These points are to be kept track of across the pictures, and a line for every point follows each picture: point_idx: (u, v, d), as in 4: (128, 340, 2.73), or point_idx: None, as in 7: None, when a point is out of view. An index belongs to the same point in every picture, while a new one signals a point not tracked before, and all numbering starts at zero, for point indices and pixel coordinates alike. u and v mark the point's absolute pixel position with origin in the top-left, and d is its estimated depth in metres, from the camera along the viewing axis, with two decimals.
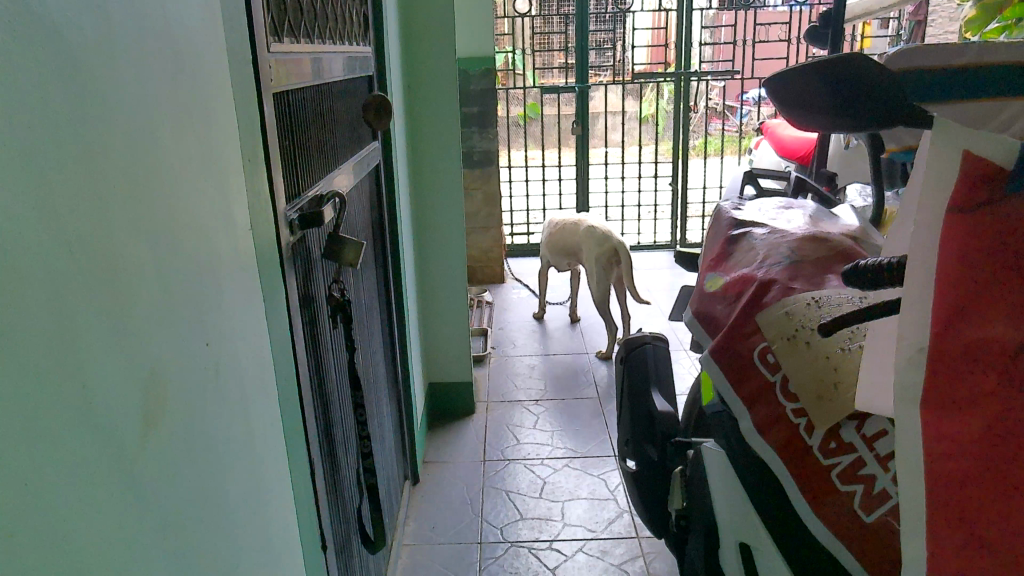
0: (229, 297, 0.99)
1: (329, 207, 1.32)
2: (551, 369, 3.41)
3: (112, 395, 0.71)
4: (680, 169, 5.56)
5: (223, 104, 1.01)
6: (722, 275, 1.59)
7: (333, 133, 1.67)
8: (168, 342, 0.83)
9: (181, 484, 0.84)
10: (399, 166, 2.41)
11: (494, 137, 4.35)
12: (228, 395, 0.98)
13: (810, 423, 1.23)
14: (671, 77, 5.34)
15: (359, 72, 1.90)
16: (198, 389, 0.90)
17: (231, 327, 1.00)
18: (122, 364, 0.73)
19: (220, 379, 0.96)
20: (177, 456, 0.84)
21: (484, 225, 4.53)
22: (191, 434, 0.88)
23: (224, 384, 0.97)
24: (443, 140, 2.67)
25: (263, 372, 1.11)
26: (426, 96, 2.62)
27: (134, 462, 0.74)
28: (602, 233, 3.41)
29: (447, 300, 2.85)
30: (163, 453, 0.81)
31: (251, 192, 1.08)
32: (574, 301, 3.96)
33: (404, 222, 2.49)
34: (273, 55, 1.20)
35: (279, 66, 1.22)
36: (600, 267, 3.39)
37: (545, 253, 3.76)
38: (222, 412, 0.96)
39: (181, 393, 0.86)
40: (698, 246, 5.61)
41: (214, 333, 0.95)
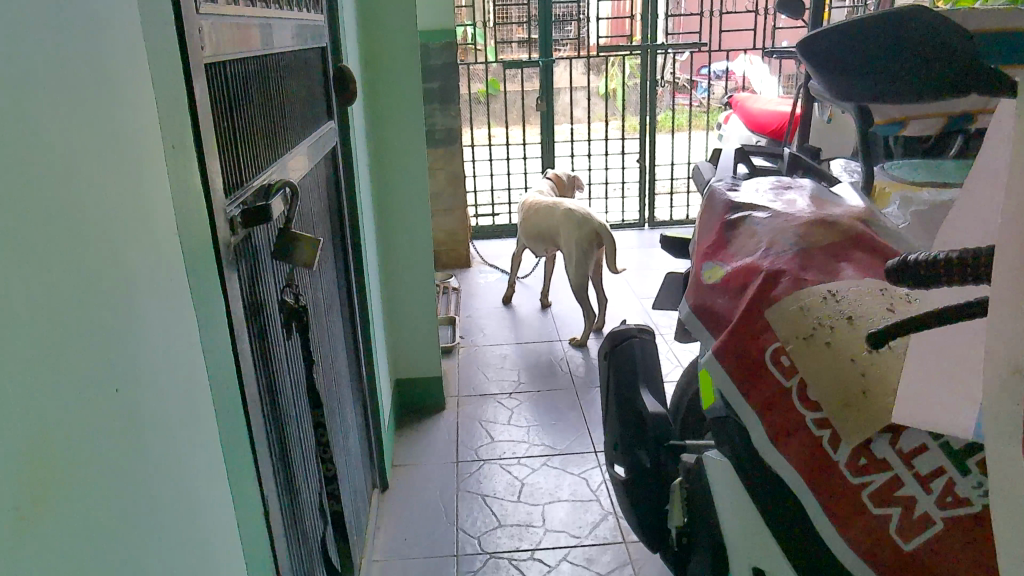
0: (150, 321, 0.79)
1: (277, 200, 1.13)
2: (524, 358, 3.26)
3: (2, 468, 0.52)
4: (648, 145, 5.40)
5: (146, 77, 0.82)
6: (722, 265, 1.44)
7: (285, 112, 1.47)
8: (81, 376, 0.64)
9: (107, 561, 0.66)
10: (358, 150, 2.21)
11: (456, 115, 4.14)
12: (156, 440, 0.78)
13: (836, 435, 1.08)
14: (636, 50, 5.17)
15: (312, 41, 1.69)
16: (116, 441, 0.70)
17: (155, 356, 0.80)
18: (10, 425, 0.53)
19: (144, 426, 0.76)
20: (101, 522, 0.65)
21: (446, 206, 4.33)
22: (118, 489, 0.69)
23: (150, 430, 0.77)
24: (405, 119, 2.48)
25: (201, 404, 0.91)
26: (385, 73, 2.43)
27: (39, 550, 0.56)
28: (581, 216, 3.24)
29: (413, 290, 2.67)
30: (81, 523, 0.62)
31: (176, 190, 0.88)
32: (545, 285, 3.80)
33: (365, 210, 2.30)
34: (205, 20, 0.98)
35: (212, 32, 1.00)
36: (578, 252, 3.23)
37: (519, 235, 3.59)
38: (150, 463, 0.77)
39: (103, 442, 0.67)
40: (667, 224, 5.50)
41: (147, 357, 0.77)
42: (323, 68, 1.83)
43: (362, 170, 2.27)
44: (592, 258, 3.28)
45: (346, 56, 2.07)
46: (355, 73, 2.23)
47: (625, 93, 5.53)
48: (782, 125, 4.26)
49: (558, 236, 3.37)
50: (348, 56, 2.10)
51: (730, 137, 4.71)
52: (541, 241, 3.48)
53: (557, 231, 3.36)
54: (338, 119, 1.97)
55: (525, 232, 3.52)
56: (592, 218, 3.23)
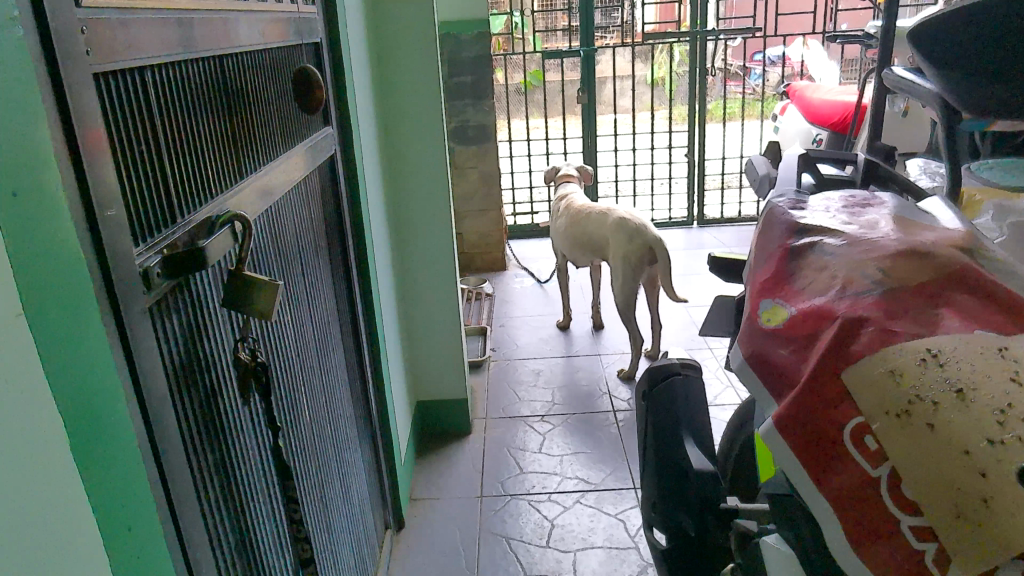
0: (22, 428, 0.58)
1: (219, 239, 0.90)
2: (559, 376, 3.01)
3: None
4: (698, 138, 5.06)
5: (20, 93, 0.60)
6: (784, 305, 1.16)
7: (260, 120, 1.24)
8: None
9: None
10: (367, 155, 1.99)
11: (490, 110, 3.90)
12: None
13: (945, 554, 0.73)
14: (685, 37, 4.85)
15: (300, 38, 1.47)
16: None
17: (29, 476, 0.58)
18: None
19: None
20: None
21: (481, 207, 4.09)
22: None
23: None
24: (423, 120, 2.25)
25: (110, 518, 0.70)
26: (401, 69, 2.21)
27: None
28: (634, 228, 2.95)
29: (434, 305, 2.45)
30: None
31: (72, 243, 0.66)
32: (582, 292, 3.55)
33: (376, 222, 2.08)
34: (99, 15, 0.73)
35: (111, 29, 0.76)
36: (627, 267, 2.95)
37: (563, 240, 3.32)
38: None
39: None
40: (718, 221, 5.16)
41: (13, 471, 0.57)
42: (320, 69, 1.62)
43: (372, 178, 2.05)
44: (642, 274, 2.99)
45: (351, 51, 1.85)
46: (364, 70, 2.01)
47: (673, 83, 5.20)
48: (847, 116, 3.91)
49: (606, 246, 3.09)
50: (353, 51, 1.88)
51: (787, 129, 4.34)
52: (587, 250, 3.21)
53: (606, 242, 3.09)
54: (340, 125, 1.76)
55: (571, 239, 3.25)
56: (646, 231, 2.95)
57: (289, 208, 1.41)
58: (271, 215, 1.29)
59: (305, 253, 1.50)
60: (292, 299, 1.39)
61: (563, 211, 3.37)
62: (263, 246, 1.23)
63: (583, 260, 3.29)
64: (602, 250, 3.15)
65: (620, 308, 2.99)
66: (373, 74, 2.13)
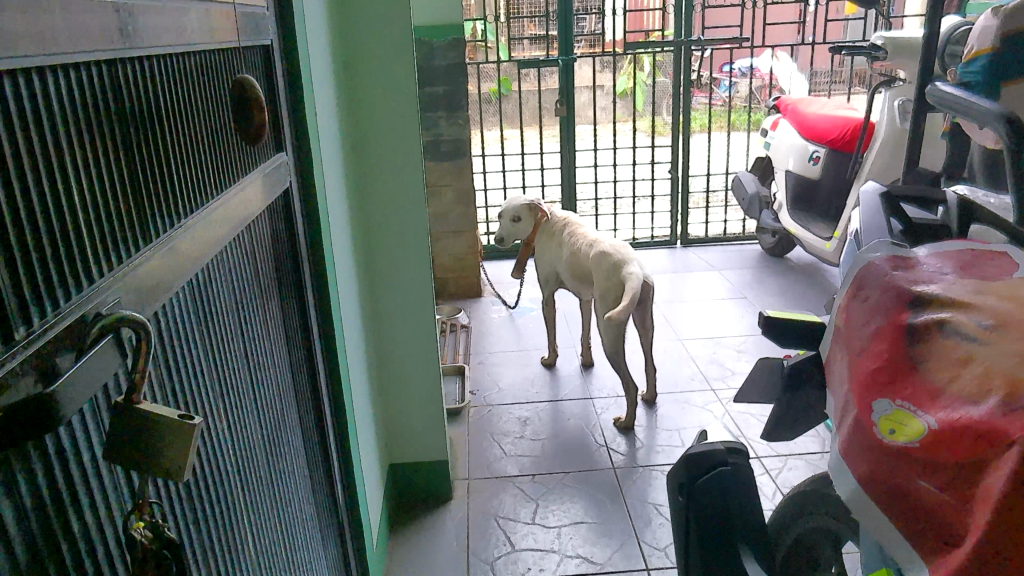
0: None
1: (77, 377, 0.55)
2: (549, 424, 2.68)
3: None
4: (682, 152, 4.77)
5: None
6: (916, 412, 0.85)
7: (194, 149, 0.89)
8: None
9: None
10: (331, 185, 1.63)
11: (464, 123, 3.56)
12: None
13: None
14: (668, 46, 4.56)
15: (250, 41, 1.11)
16: None
17: None
18: None
19: None
20: None
21: (455, 228, 3.74)
22: None
23: None
24: (396, 140, 1.91)
25: None
26: (371, 82, 1.86)
27: None
28: (617, 262, 2.64)
29: (410, 353, 2.11)
30: None
31: None
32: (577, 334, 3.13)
33: (343, 265, 1.73)
34: None
35: None
36: (608, 308, 2.64)
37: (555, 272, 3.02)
38: None
39: None
40: (703, 241, 4.88)
41: None
42: (271, 79, 1.26)
43: (338, 212, 1.69)
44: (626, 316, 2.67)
45: (311, 57, 1.49)
46: (327, 81, 1.65)
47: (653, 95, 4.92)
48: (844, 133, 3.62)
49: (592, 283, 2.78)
50: (315, 56, 1.53)
51: (779, 145, 4.05)
52: (578, 281, 2.90)
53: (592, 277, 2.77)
54: (298, 149, 1.40)
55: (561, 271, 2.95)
56: (630, 268, 2.62)
57: (231, 266, 1.05)
58: (203, 281, 0.94)
59: (251, 319, 1.15)
60: (234, 391, 1.04)
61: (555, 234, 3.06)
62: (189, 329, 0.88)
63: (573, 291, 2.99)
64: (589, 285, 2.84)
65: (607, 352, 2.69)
66: (339, 86, 1.78)
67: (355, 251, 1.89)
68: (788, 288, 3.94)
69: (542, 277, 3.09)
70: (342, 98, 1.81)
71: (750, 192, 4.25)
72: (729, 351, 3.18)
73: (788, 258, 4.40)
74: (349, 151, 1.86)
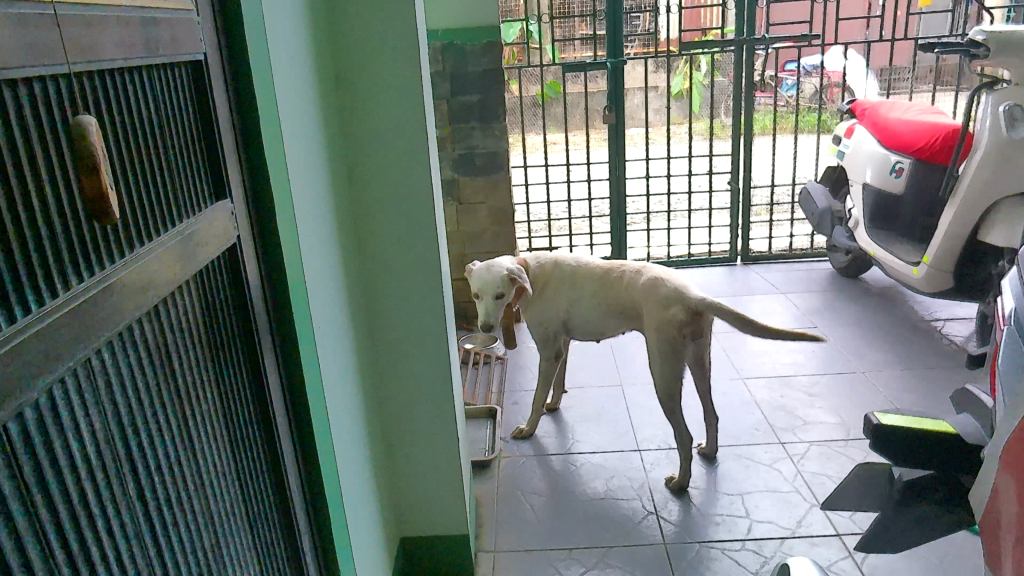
0: None
1: None
2: (589, 482, 2.33)
3: None
4: (743, 160, 4.36)
5: None
6: None
7: (50, 209, 0.64)
8: None
9: None
10: (310, 227, 1.32)
11: (502, 134, 3.24)
12: None
13: None
14: (729, 45, 4.16)
15: (147, 50, 0.81)
16: None
17: None
18: None
19: None
20: None
21: (491, 248, 3.42)
22: None
23: None
24: (400, 168, 1.60)
25: None
26: (368, 100, 1.56)
27: None
28: (671, 289, 2.18)
29: (420, 408, 1.80)
30: None
31: None
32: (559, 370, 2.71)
33: (328, 322, 1.41)
34: None
35: None
36: (665, 341, 2.17)
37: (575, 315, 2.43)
38: None
39: None
40: (767, 257, 4.45)
41: None
42: (201, 98, 0.96)
43: (321, 257, 1.38)
44: (684, 351, 2.21)
45: (278, 72, 1.19)
46: (306, 101, 1.34)
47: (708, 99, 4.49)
48: (927, 137, 3.15)
49: (637, 313, 2.31)
50: (286, 71, 1.23)
51: (858, 152, 3.59)
52: (608, 317, 2.39)
53: (635, 306, 2.30)
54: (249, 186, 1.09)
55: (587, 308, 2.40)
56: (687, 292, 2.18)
57: (148, 347, 0.81)
58: (88, 383, 0.69)
59: (189, 409, 0.90)
60: (157, 513, 0.80)
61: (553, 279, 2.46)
62: (53, 463, 0.63)
63: (595, 332, 2.45)
64: (631, 317, 2.35)
65: (659, 393, 2.25)
66: (326, 106, 1.48)
67: (350, 300, 1.58)
68: (866, 314, 3.49)
69: (546, 330, 2.50)
70: (331, 121, 1.51)
71: (820, 207, 3.82)
72: (798, 394, 2.77)
73: (862, 279, 3.93)
74: (342, 183, 1.56)
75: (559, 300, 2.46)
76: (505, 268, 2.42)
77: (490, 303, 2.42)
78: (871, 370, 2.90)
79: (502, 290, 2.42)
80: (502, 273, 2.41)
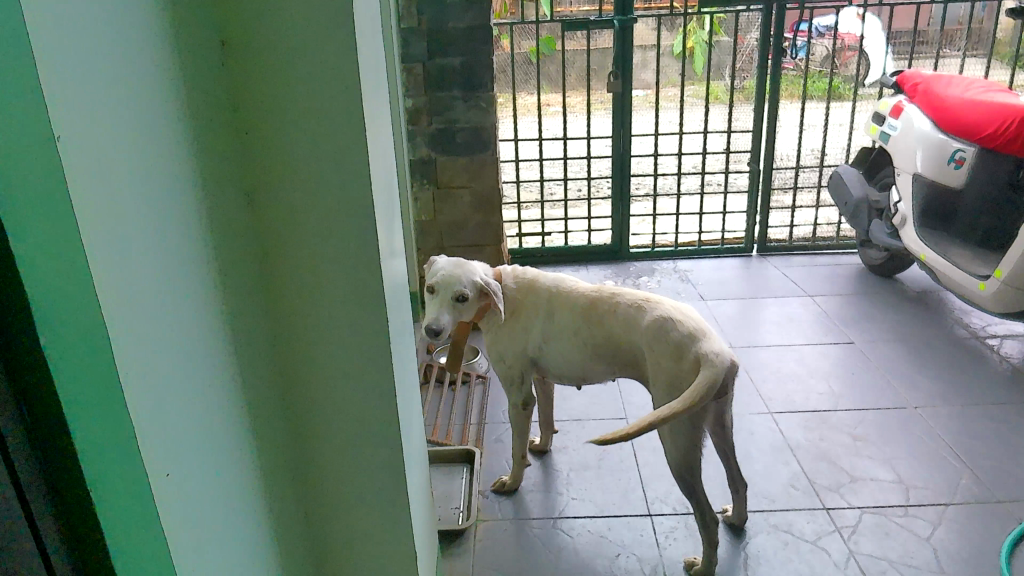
0: None
1: None
2: (588, 561, 1.85)
3: None
4: (765, 139, 3.84)
5: None
6: None
7: None
8: None
9: None
10: (153, 319, 0.79)
11: (488, 106, 2.69)
12: None
13: None
14: (755, 2, 3.60)
15: None
16: None
17: None
18: None
19: None
20: None
21: (473, 242, 2.88)
22: None
23: None
24: (327, 198, 1.06)
25: None
26: (277, 93, 1.00)
27: None
28: (686, 334, 1.68)
29: (360, 515, 1.28)
30: None
31: None
32: (548, 405, 2.19)
33: (197, 456, 0.89)
34: None
35: None
36: (678, 399, 1.67)
37: (552, 353, 1.89)
38: None
39: None
40: (786, 249, 3.98)
41: None
42: None
43: (180, 360, 0.85)
44: (703, 414, 1.70)
45: (73, 62, 0.65)
46: (150, 100, 0.79)
47: (714, 61, 3.82)
48: (992, 118, 2.62)
49: (635, 359, 1.79)
50: (81, 64, 0.67)
51: (906, 133, 3.03)
52: (593, 362, 1.85)
53: (633, 351, 1.78)
54: None
55: (565, 347, 1.86)
56: (705, 338, 1.67)
57: None
58: None
59: None
60: None
61: (527, 306, 1.92)
62: None
63: (573, 377, 1.91)
64: (626, 363, 1.82)
65: (672, 465, 1.74)
66: (201, 110, 0.93)
67: (250, 396, 1.06)
68: (908, 324, 2.99)
69: (510, 369, 1.95)
70: (214, 131, 0.96)
71: (856, 196, 3.30)
72: (838, 436, 2.27)
73: (898, 280, 3.42)
74: (236, 224, 1.02)
75: (531, 331, 1.90)
76: (478, 275, 1.87)
77: (444, 306, 1.83)
78: (926, 405, 2.40)
79: (467, 293, 1.83)
80: (474, 278, 1.84)
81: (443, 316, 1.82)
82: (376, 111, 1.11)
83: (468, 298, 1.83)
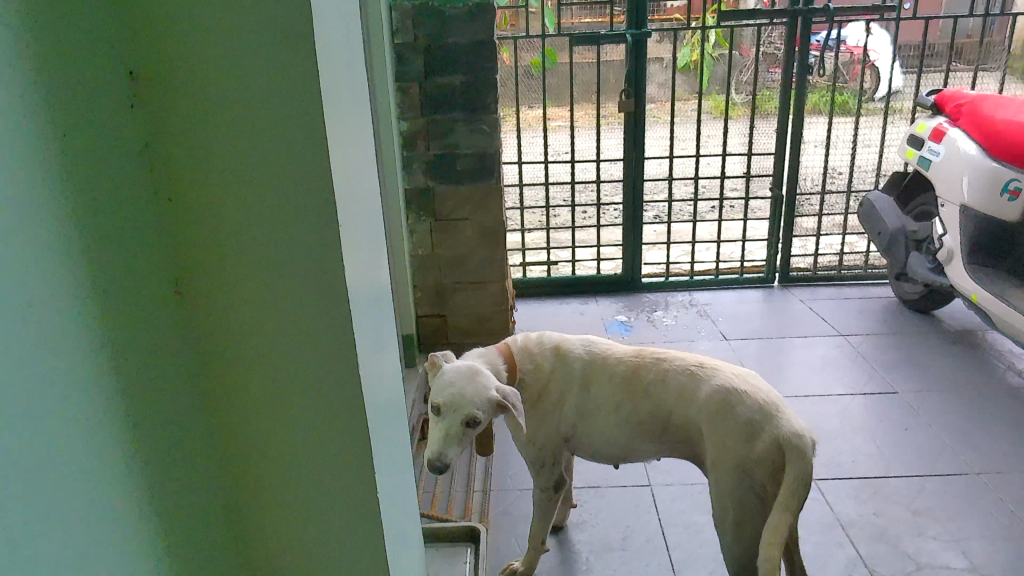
0: None
1: None
2: None
3: None
4: (789, 162, 3.58)
5: None
6: None
7: None
8: None
9: None
10: None
11: (494, 130, 2.41)
12: None
13: None
14: (780, 16, 3.33)
15: None
16: None
17: None
18: None
19: None
20: None
21: (478, 279, 2.59)
22: None
23: None
24: (289, 285, 0.81)
25: None
26: (217, 154, 0.76)
27: None
28: (757, 407, 1.40)
29: None
30: None
31: None
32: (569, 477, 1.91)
33: None
34: None
35: None
36: (745, 486, 1.38)
37: (586, 428, 1.61)
38: None
39: None
40: (810, 280, 3.72)
41: None
42: None
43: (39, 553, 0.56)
44: (775, 501, 1.41)
45: None
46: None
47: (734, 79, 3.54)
48: None
49: (687, 436, 1.51)
50: None
51: (951, 158, 2.75)
52: (636, 439, 1.56)
53: (687, 427, 1.50)
54: None
55: (600, 421, 1.59)
56: (779, 412, 1.40)
57: None
58: None
59: None
60: None
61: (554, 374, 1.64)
62: None
63: (614, 456, 1.62)
64: (674, 440, 1.54)
65: (730, 563, 1.46)
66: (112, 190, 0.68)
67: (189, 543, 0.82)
68: (955, 368, 2.71)
69: (538, 448, 1.65)
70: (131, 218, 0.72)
71: (892, 226, 3.05)
72: (895, 510, 1.99)
73: (936, 316, 3.15)
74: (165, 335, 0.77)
75: (564, 403, 1.62)
76: (493, 388, 1.52)
77: (450, 432, 1.47)
78: (990, 470, 2.12)
79: (480, 418, 1.48)
80: (490, 396, 1.49)
81: (450, 448, 1.47)
82: (346, 164, 0.83)
83: (480, 422, 1.49)
